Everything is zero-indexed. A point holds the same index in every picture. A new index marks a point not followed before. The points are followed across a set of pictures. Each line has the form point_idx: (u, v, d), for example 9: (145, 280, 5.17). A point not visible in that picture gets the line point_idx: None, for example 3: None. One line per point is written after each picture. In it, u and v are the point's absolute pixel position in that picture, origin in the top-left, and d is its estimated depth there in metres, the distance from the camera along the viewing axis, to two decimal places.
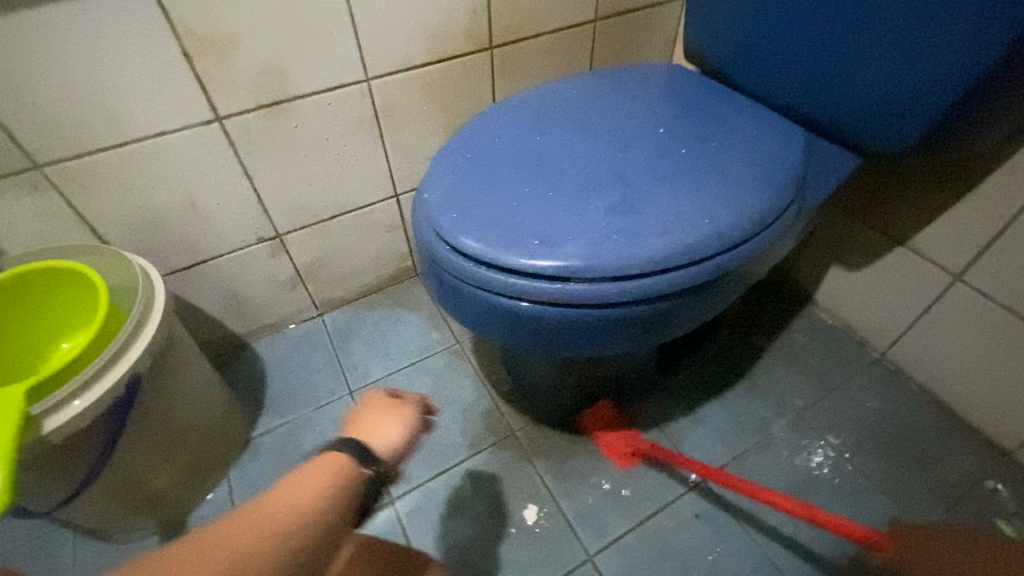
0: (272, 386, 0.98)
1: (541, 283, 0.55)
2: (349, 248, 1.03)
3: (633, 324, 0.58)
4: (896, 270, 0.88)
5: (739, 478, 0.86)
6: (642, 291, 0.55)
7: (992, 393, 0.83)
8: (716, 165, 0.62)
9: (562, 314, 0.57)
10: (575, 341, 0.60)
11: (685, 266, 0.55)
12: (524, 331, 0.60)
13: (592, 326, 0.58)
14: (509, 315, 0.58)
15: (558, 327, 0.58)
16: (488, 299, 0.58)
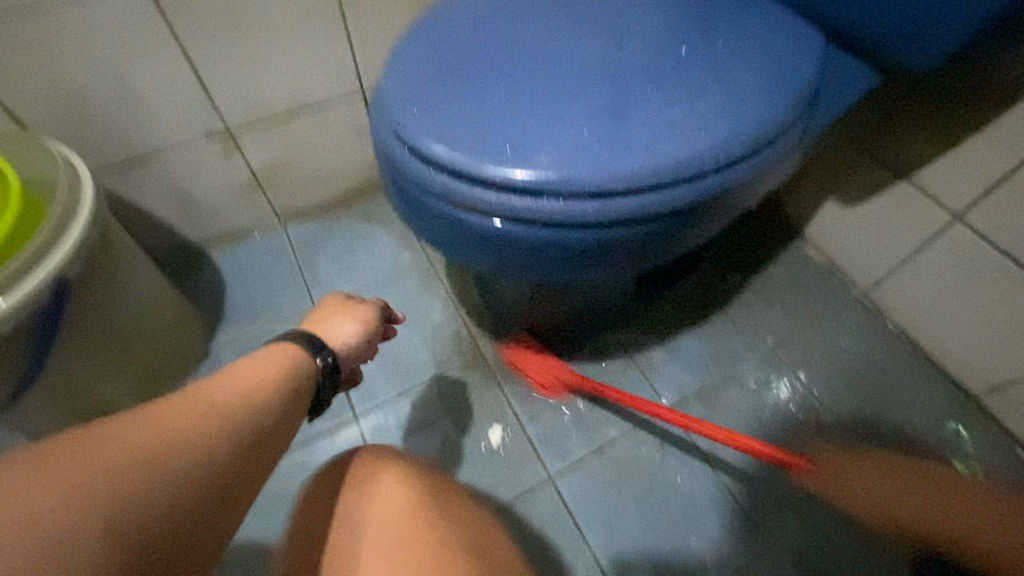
0: (230, 298, 0.93)
1: (514, 199, 0.49)
2: (313, 151, 0.94)
3: (608, 253, 0.53)
4: (890, 208, 0.84)
5: (706, 410, 0.86)
6: (623, 215, 0.50)
7: (978, 345, 0.81)
8: (722, 71, 0.55)
9: (538, 237, 0.51)
10: (544, 268, 0.55)
11: (670, 189, 0.50)
12: (494, 254, 0.55)
13: (565, 252, 0.53)
14: (480, 236, 0.52)
15: (532, 252, 0.53)
16: (455, 215, 0.52)
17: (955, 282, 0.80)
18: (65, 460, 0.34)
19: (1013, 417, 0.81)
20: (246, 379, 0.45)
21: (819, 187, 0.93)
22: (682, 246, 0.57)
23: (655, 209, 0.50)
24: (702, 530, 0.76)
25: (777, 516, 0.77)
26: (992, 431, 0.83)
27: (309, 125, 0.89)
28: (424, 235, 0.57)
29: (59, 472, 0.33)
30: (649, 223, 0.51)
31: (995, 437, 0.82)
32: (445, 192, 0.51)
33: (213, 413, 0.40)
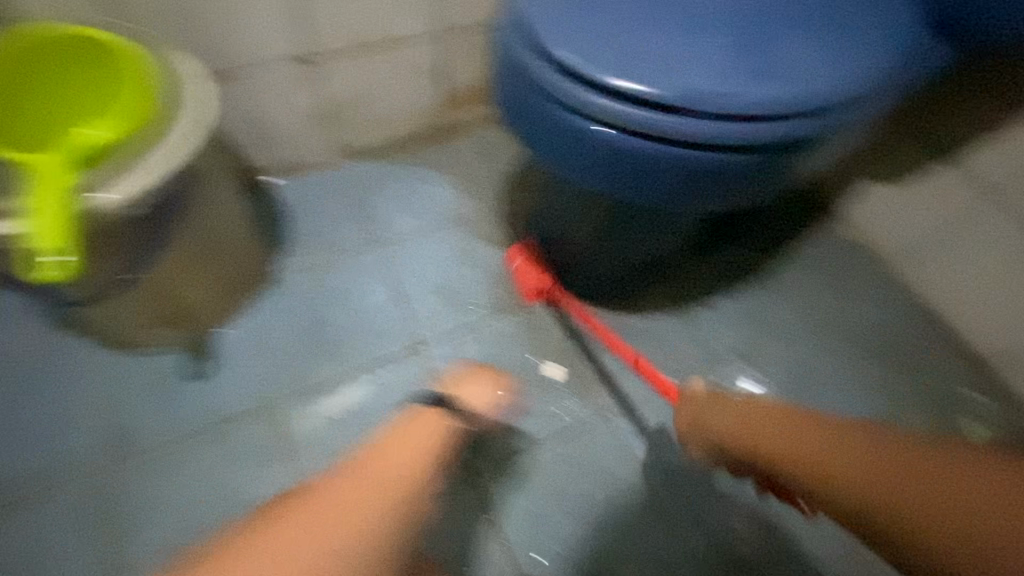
0: (296, 226, 0.95)
1: (638, 113, 0.56)
2: (384, 91, 0.97)
3: (709, 181, 0.59)
4: (929, 186, 0.91)
5: (746, 364, 0.91)
6: (734, 141, 0.56)
7: (998, 316, 0.88)
8: (835, 27, 0.61)
9: (651, 154, 0.58)
10: (646, 188, 0.61)
11: (780, 122, 0.56)
12: (607, 170, 0.61)
13: (671, 173, 0.59)
14: (597, 148, 0.59)
15: (642, 170, 0.59)
16: (574, 124, 0.59)
17: (986, 256, 0.87)
18: (295, 528, 0.49)
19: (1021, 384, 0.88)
20: (395, 456, 0.59)
21: (856, 166, 1.00)
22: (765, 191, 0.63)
23: (761, 140, 0.56)
24: None
25: None
26: (1004, 398, 0.90)
27: (385, 62, 0.92)
28: (535, 147, 0.65)
29: (305, 528, 0.48)
30: (750, 155, 0.57)
31: (1002, 404, 0.89)
32: (571, 101, 0.58)
33: (394, 472, 0.57)
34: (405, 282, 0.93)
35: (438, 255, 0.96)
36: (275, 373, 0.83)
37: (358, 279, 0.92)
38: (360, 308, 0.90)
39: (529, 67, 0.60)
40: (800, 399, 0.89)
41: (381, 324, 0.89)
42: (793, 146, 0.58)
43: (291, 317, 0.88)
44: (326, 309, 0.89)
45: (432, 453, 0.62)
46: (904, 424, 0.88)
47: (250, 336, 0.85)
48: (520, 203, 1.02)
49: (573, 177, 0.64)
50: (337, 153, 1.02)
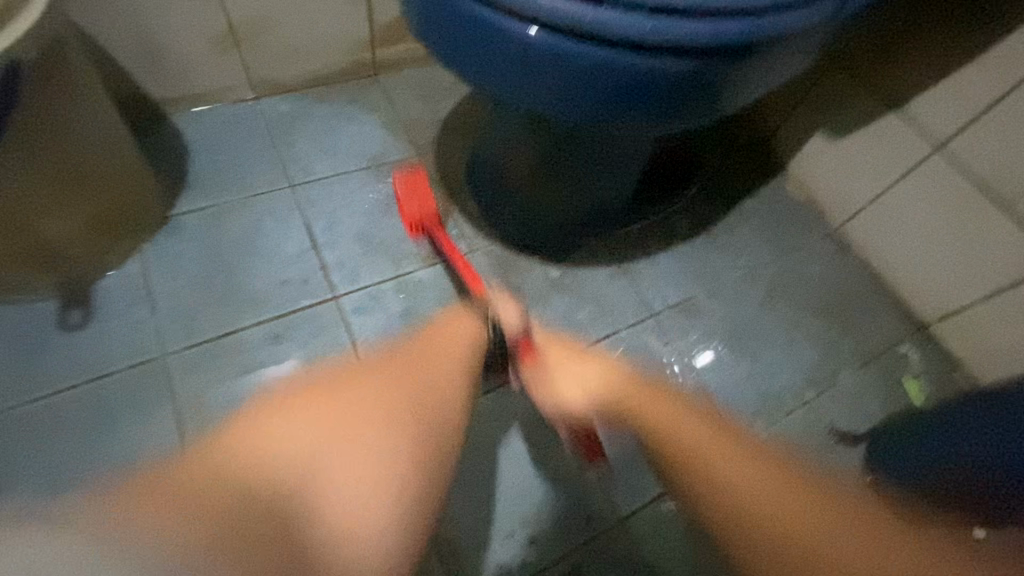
0: (198, 164, 0.85)
1: (563, 6, 0.48)
2: (302, 15, 0.86)
3: (636, 91, 0.53)
4: (880, 137, 0.87)
5: (686, 322, 0.86)
6: (663, 42, 0.49)
7: (940, 275, 0.86)
8: None
9: (571, 56, 0.51)
10: (569, 99, 0.55)
11: (716, 24, 0.50)
12: (526, 76, 0.54)
13: (594, 80, 0.52)
14: (512, 49, 0.52)
15: (563, 76, 0.53)
16: (493, 22, 0.51)
17: (931, 211, 0.84)
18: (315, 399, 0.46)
19: (958, 344, 0.87)
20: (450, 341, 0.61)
21: (810, 118, 0.95)
22: (704, 108, 0.58)
23: (700, 43, 0.50)
24: None
25: (744, 419, 0.81)
26: (940, 357, 0.88)
27: None
28: (454, 58, 0.57)
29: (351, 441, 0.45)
30: (689, 61, 0.51)
31: (938, 362, 0.87)
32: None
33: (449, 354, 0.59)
34: (321, 228, 0.84)
35: (359, 200, 0.87)
36: (163, 325, 0.73)
37: (267, 222, 0.83)
38: (269, 255, 0.80)
39: None
40: (740, 358, 0.85)
41: (289, 271, 0.80)
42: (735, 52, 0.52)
43: (188, 261, 0.78)
44: (230, 254, 0.80)
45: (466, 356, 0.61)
46: (843, 383, 0.85)
47: (137, 282, 0.75)
48: (454, 147, 0.94)
49: (491, 88, 0.57)
50: (249, 85, 0.91)
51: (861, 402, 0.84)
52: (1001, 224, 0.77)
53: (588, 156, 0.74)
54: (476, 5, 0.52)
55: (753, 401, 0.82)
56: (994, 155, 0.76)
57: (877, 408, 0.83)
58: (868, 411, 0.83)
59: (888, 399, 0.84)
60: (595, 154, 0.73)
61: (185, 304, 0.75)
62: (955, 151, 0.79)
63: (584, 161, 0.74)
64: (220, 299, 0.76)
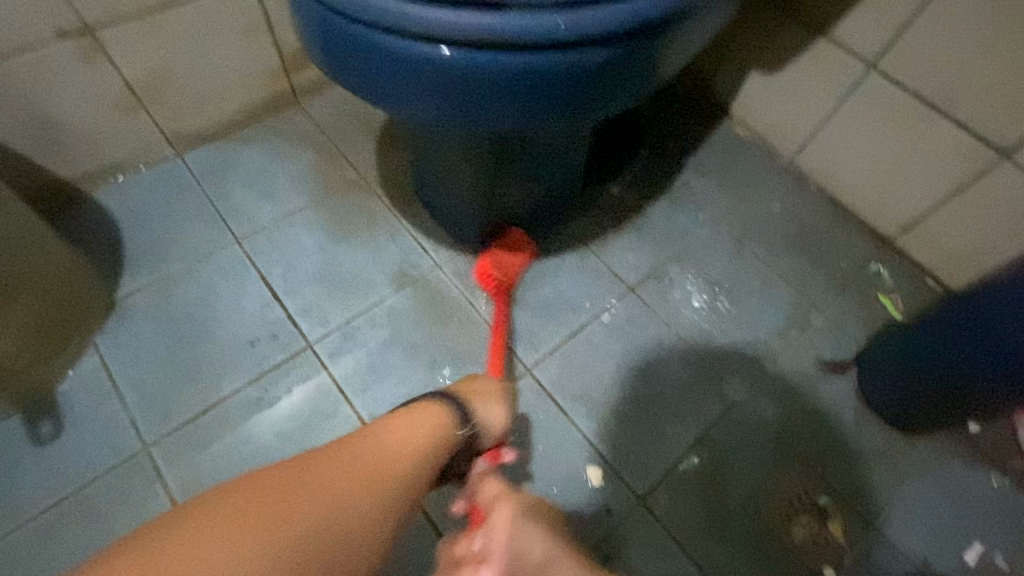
0: (133, 239, 0.81)
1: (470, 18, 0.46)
2: (202, 59, 0.80)
3: (560, 86, 0.52)
4: (814, 66, 0.86)
5: (663, 290, 0.86)
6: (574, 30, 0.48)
7: (892, 189, 0.87)
8: None
9: (486, 65, 0.49)
10: (496, 108, 0.53)
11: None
12: (447, 94, 0.52)
13: (514, 83, 0.51)
14: (423, 69, 0.50)
15: (483, 86, 0.51)
16: (401, 46, 0.50)
17: (876, 129, 0.84)
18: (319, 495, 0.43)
19: (923, 252, 0.88)
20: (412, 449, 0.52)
21: (742, 59, 0.93)
22: (639, 85, 0.56)
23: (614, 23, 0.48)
24: (679, 396, 0.79)
25: (736, 372, 0.82)
26: (908, 268, 0.90)
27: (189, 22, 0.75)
28: (367, 87, 0.55)
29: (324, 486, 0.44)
30: (610, 44, 0.50)
31: (908, 273, 0.89)
32: (391, 21, 0.48)
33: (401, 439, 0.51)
34: (276, 278, 0.81)
35: (309, 240, 0.83)
36: (135, 415, 0.71)
37: (219, 283, 0.79)
38: (228, 317, 0.77)
39: None
40: (720, 312, 0.86)
41: (254, 330, 0.77)
42: (654, 25, 0.50)
43: (145, 343, 0.75)
44: (189, 324, 0.77)
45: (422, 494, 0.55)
46: (823, 314, 0.86)
47: (98, 377, 0.73)
48: (393, 164, 0.90)
49: (413, 111, 0.55)
50: (167, 143, 0.86)
51: (843, 329, 0.85)
52: (946, 129, 0.78)
53: (530, 153, 0.72)
54: (382, 34, 0.49)
55: (741, 352, 0.83)
56: (927, 64, 0.76)
57: (859, 332, 0.85)
58: (852, 336, 0.85)
59: (868, 321, 0.86)
60: (537, 148, 0.71)
61: (152, 386, 0.73)
62: (886, 69, 0.80)
63: (527, 158, 0.72)
64: (188, 373, 0.74)
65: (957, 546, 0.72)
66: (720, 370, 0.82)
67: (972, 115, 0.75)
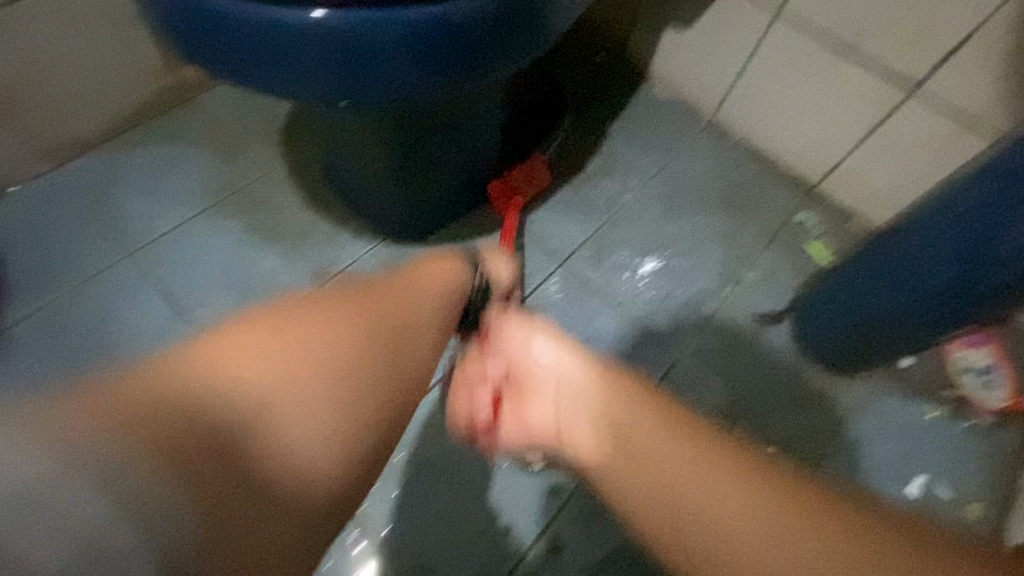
0: (14, 266, 0.73)
1: None
2: (70, 58, 0.72)
3: (447, 51, 0.49)
4: (722, 17, 0.85)
5: (597, 260, 0.85)
6: None
7: (810, 136, 0.88)
8: None
9: (362, 32, 0.45)
10: (381, 83, 0.49)
11: None
12: (322, 72, 0.47)
13: (397, 52, 0.47)
14: (293, 44, 0.46)
15: (362, 58, 0.47)
16: (264, 18, 0.44)
17: (788, 76, 0.84)
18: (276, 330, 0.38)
19: (845, 195, 0.90)
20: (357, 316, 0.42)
21: (654, 16, 0.91)
22: (533, 43, 0.54)
23: None
24: (622, 364, 0.78)
25: (675, 332, 0.81)
26: (834, 213, 0.91)
27: (45, 17, 0.67)
28: (235, 75, 0.49)
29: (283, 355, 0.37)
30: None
31: (833, 218, 0.90)
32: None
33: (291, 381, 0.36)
34: (182, 290, 0.74)
35: (217, 246, 0.77)
36: None
37: (118, 304, 0.73)
38: (131, 339, 0.71)
39: None
40: (655, 275, 0.85)
41: (160, 349, 0.71)
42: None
43: (37, 379, 0.68)
44: (87, 351, 0.70)
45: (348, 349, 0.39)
46: (756, 268, 0.86)
47: None
48: (303, 154, 0.84)
49: (292, 96, 0.50)
50: (43, 155, 0.78)
51: (776, 279, 0.86)
52: (854, 71, 0.79)
53: (438, 132, 0.68)
54: (238, 7, 0.44)
55: (679, 313, 0.82)
56: (826, 9, 0.76)
57: (792, 280, 0.86)
58: (787, 287, 0.85)
59: (800, 269, 0.87)
60: (446, 125, 0.68)
61: None
62: (791, 16, 0.79)
63: (436, 137, 0.69)
64: None
65: (896, 478, 0.74)
66: (660, 335, 0.81)
67: (874, 55, 0.76)
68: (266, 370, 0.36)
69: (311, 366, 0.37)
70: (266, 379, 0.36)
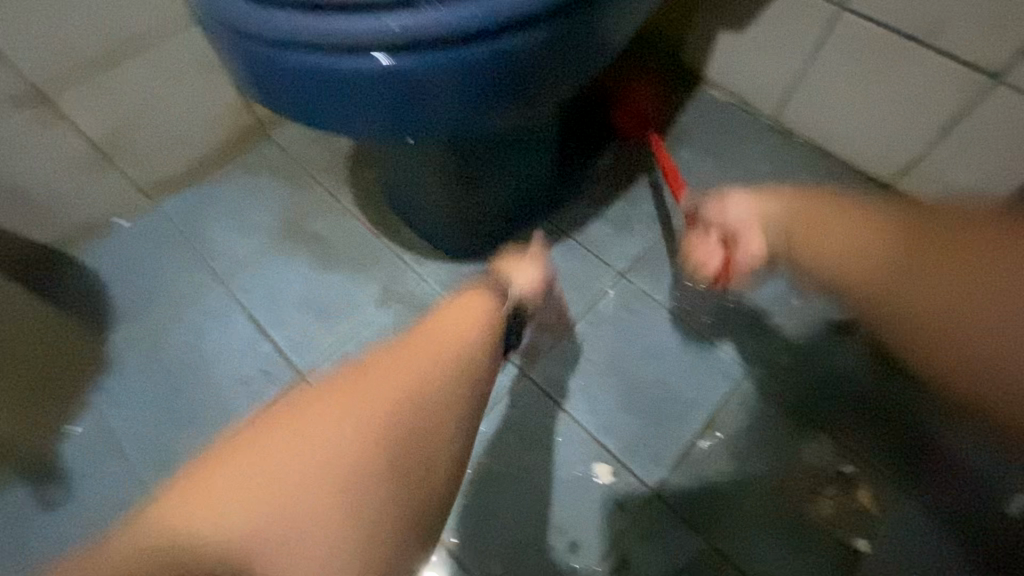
0: (118, 295, 0.82)
1: (392, 22, 0.44)
2: (163, 105, 0.80)
3: (502, 80, 0.50)
4: (782, 16, 0.82)
5: (654, 272, 0.84)
6: (504, 17, 0.46)
7: (883, 130, 0.83)
8: None
9: (421, 70, 0.47)
10: (439, 113, 0.51)
11: None
12: (384, 106, 0.50)
13: (453, 85, 0.49)
14: (356, 86, 0.48)
15: (421, 91, 0.49)
16: (329, 65, 0.47)
17: (857, 71, 0.80)
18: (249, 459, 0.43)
19: (924, 193, 0.84)
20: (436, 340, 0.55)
21: (709, 19, 0.89)
22: (584, 62, 0.54)
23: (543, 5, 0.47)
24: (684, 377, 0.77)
25: (741, 343, 0.79)
26: None
27: (142, 70, 0.74)
28: (305, 113, 0.52)
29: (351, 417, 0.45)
30: (545, 25, 0.48)
31: None
32: (317, 38, 0.46)
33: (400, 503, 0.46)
34: (264, 310, 0.80)
35: (291, 270, 0.83)
36: (140, 469, 0.72)
37: (207, 327, 0.80)
38: (219, 360, 0.78)
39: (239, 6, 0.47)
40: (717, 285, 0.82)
41: (245, 365, 0.77)
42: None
43: (138, 397, 0.76)
44: (180, 372, 0.77)
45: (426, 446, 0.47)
46: None
47: (96, 438, 0.74)
48: (367, 180, 0.89)
49: (357, 130, 0.53)
50: (141, 193, 0.86)
51: None
52: (933, 61, 0.73)
53: (492, 153, 0.70)
54: (307, 56, 0.47)
55: (743, 323, 0.80)
56: None
57: None
58: None
59: None
60: (501, 146, 0.69)
61: (152, 440, 0.74)
62: (860, 9, 0.75)
63: (490, 158, 0.70)
64: (185, 422, 0.75)
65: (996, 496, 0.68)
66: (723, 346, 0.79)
67: (959, 44, 0.70)
68: (343, 436, 0.44)
69: (365, 447, 0.44)
70: (302, 474, 0.42)
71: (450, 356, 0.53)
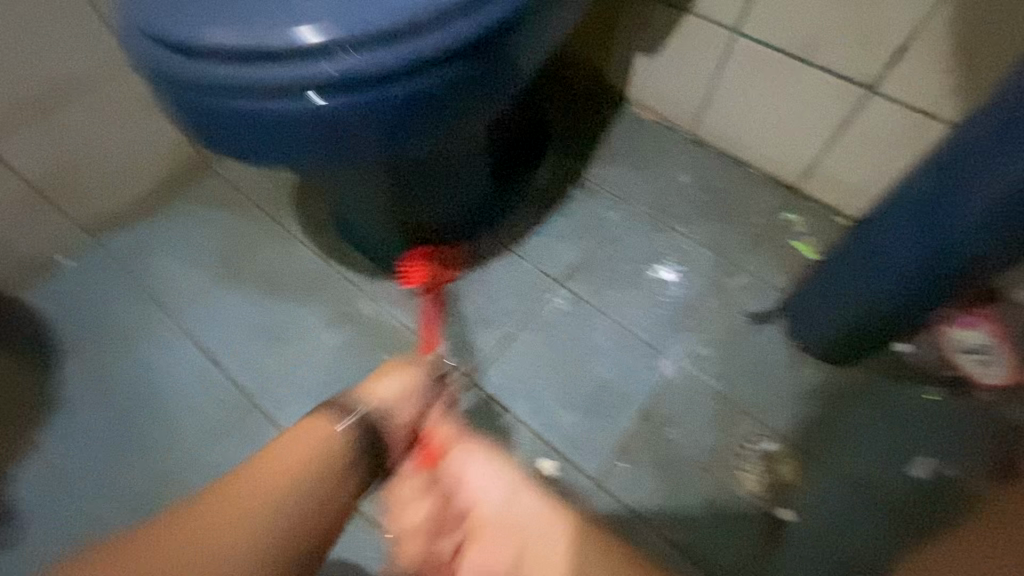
0: (63, 333, 0.82)
1: (313, 68, 0.48)
2: (103, 145, 0.82)
3: (422, 114, 0.55)
4: (686, 40, 0.91)
5: (588, 279, 0.89)
6: (417, 60, 0.50)
7: (782, 137, 0.92)
8: None
9: (346, 109, 0.51)
10: (366, 145, 0.55)
11: (458, 22, 0.51)
12: (314, 143, 0.54)
13: (377, 121, 0.53)
14: (285, 125, 0.52)
15: (348, 128, 0.53)
16: (257, 107, 0.51)
17: (754, 87, 0.89)
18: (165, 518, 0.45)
19: (824, 193, 0.93)
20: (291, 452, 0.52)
21: (625, 44, 0.97)
22: (499, 92, 0.59)
23: (453, 46, 0.51)
24: (621, 374, 0.83)
25: (671, 339, 0.85)
26: (814, 209, 0.95)
27: (80, 112, 0.77)
28: (238, 151, 0.56)
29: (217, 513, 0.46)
30: (458, 61, 0.53)
31: (817, 215, 0.94)
32: (248, 85, 0.49)
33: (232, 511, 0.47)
34: (214, 339, 0.82)
35: (239, 297, 0.85)
36: (92, 503, 0.73)
37: (157, 357, 0.81)
38: (169, 390, 0.79)
39: (169, 57, 0.50)
40: (647, 287, 0.89)
41: (199, 396, 0.79)
42: (493, 34, 0.53)
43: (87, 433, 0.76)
44: (130, 405, 0.78)
45: (285, 484, 0.49)
46: (744, 270, 0.90)
47: (46, 476, 0.74)
48: (311, 206, 0.92)
49: (291, 165, 0.57)
50: (86, 232, 0.87)
51: (763, 277, 0.90)
52: (814, 76, 0.83)
53: (427, 177, 0.74)
54: (236, 100, 0.50)
55: (672, 320, 0.86)
56: (780, 20, 0.80)
57: (780, 278, 0.89)
58: (774, 285, 0.89)
59: (788, 266, 0.90)
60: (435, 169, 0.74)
61: (104, 474, 0.75)
62: (749, 33, 0.85)
63: (425, 180, 0.75)
64: (137, 453, 0.76)
65: (898, 460, 0.76)
66: (655, 342, 0.85)
67: (833, 60, 0.80)
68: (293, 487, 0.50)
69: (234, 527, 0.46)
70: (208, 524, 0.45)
71: (263, 505, 0.48)
